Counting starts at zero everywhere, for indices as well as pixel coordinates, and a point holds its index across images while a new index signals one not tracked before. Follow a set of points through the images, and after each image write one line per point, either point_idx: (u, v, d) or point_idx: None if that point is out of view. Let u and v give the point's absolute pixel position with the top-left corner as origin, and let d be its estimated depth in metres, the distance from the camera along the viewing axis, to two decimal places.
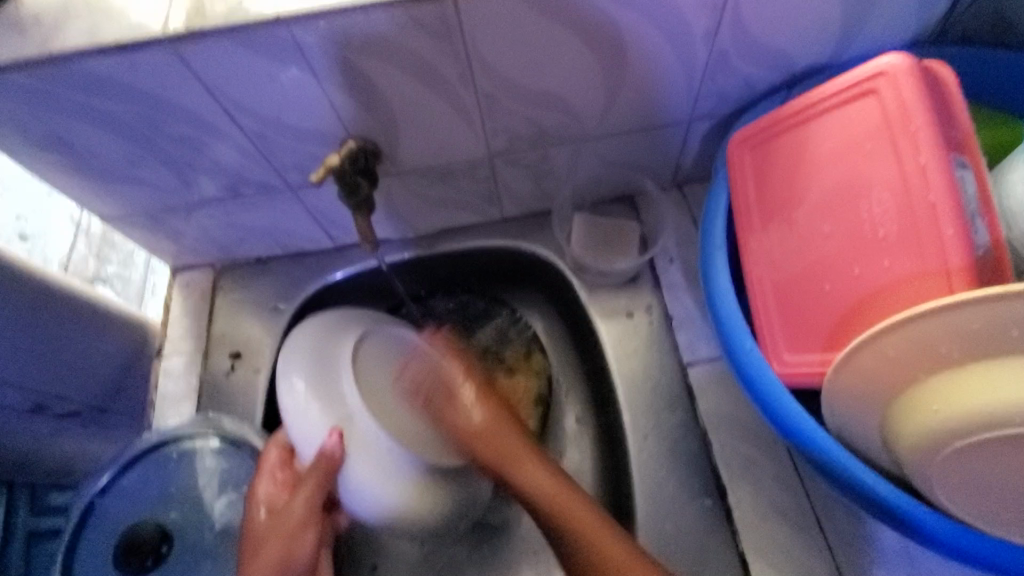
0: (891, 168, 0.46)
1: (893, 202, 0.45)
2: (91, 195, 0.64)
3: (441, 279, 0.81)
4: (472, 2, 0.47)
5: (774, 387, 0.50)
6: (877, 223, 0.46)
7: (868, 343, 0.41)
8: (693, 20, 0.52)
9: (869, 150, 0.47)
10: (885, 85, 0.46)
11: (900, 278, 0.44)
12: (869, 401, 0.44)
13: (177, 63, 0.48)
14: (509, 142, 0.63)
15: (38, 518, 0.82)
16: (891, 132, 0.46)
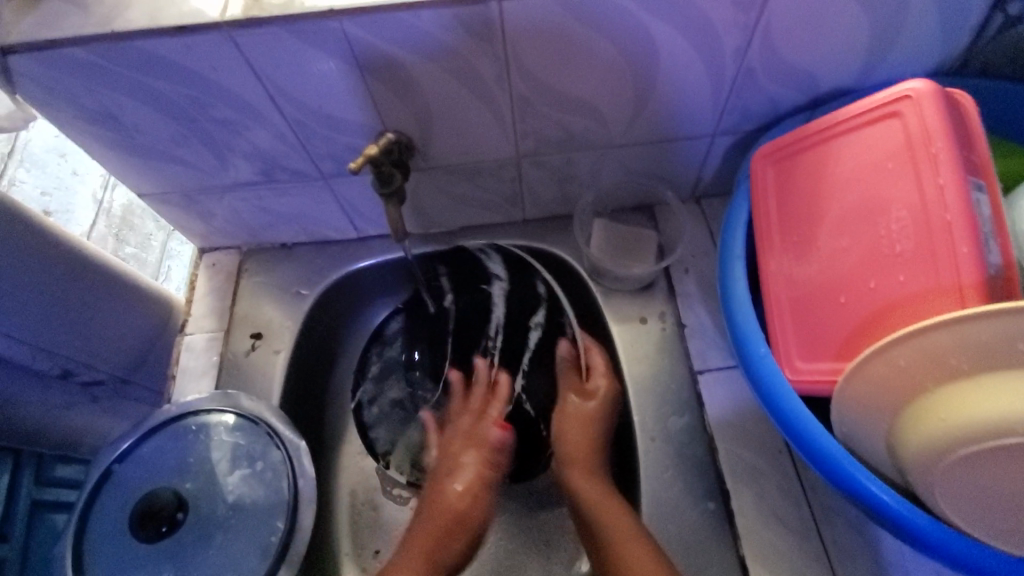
0: (910, 186, 0.47)
1: (909, 219, 0.47)
2: (131, 171, 0.66)
3: (463, 275, 0.81)
4: (516, 7, 0.49)
5: (786, 393, 0.51)
6: (895, 238, 0.48)
7: (880, 353, 0.44)
8: (725, 38, 0.54)
9: (889, 169, 0.49)
10: (907, 108, 0.48)
11: (912, 293, 0.46)
12: (878, 410, 0.45)
13: (230, 48, 0.51)
14: (537, 145, 0.65)
15: (43, 490, 0.82)
16: (910, 152, 0.48)
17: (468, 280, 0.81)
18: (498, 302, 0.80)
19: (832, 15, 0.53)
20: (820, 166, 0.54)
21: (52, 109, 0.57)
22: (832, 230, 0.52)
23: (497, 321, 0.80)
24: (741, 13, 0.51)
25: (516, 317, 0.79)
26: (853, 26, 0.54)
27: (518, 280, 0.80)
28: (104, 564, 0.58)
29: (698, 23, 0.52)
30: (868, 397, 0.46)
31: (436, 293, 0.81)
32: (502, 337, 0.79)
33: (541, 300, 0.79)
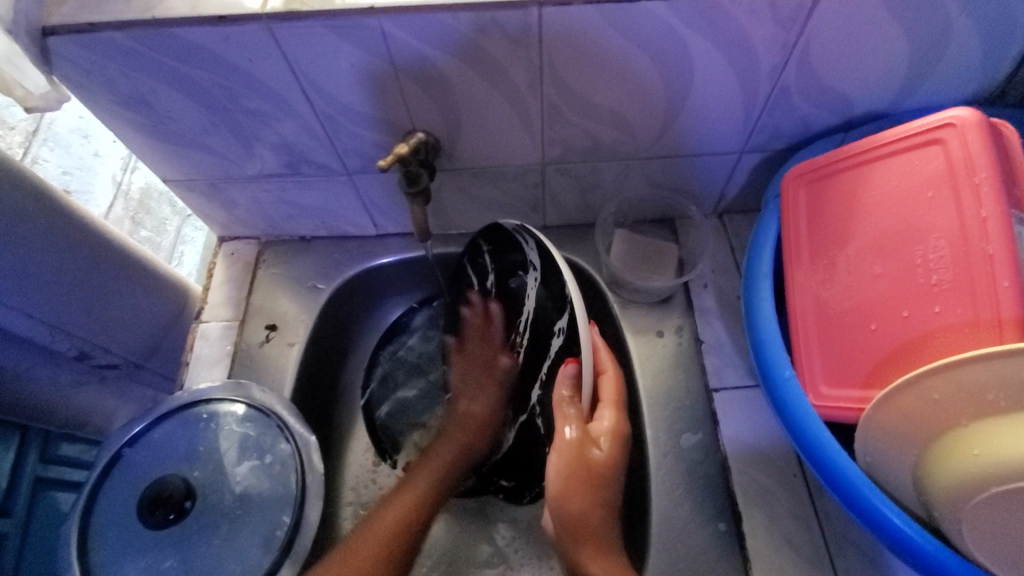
0: (950, 217, 0.47)
1: (948, 249, 0.46)
2: (158, 157, 0.66)
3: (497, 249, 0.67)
4: (555, 13, 0.49)
5: (809, 416, 0.52)
6: (931, 268, 0.47)
7: (911, 384, 0.43)
8: (762, 55, 0.53)
9: (930, 198, 0.49)
10: (951, 135, 0.48)
11: (948, 325, 0.45)
12: (904, 442, 0.45)
13: (268, 40, 0.51)
14: (564, 152, 0.65)
15: (47, 467, 0.82)
16: (954, 182, 0.47)
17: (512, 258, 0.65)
18: (530, 294, 0.63)
19: (873, 38, 0.52)
20: (856, 190, 0.54)
21: (86, 91, 0.57)
22: (866, 255, 0.52)
23: (529, 313, 0.64)
24: (781, 31, 0.51)
25: (545, 317, 0.61)
26: (892, 50, 0.53)
27: (550, 270, 0.60)
28: (109, 547, 0.58)
29: (737, 39, 0.52)
30: (896, 428, 0.45)
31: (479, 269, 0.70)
32: (529, 336, 0.65)
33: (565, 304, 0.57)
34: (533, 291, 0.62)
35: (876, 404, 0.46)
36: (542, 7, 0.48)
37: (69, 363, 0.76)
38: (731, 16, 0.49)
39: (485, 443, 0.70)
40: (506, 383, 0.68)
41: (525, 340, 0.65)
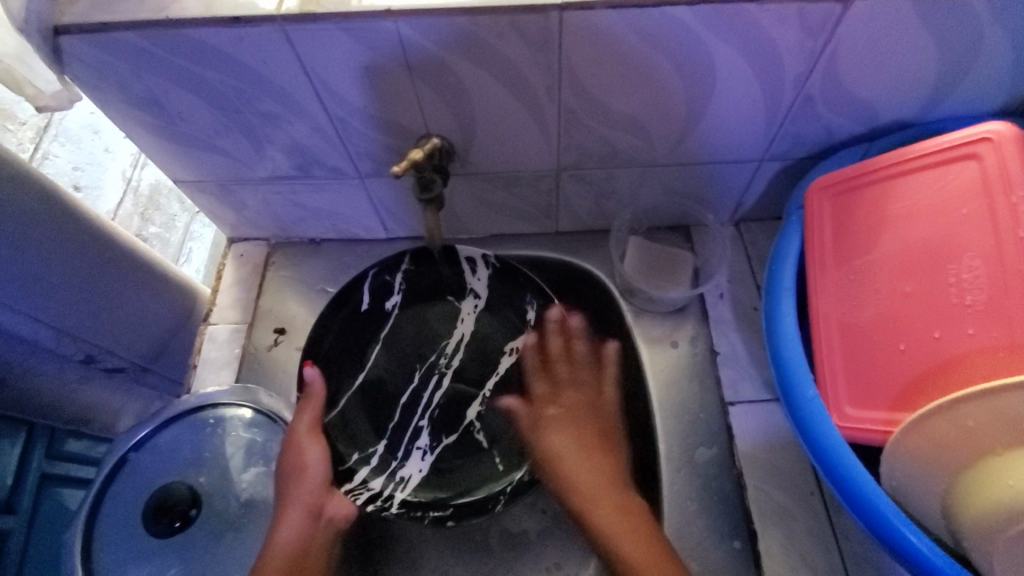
0: (984, 237, 0.49)
1: (984, 268, 0.48)
2: (169, 158, 0.66)
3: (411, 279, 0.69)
4: (576, 18, 0.48)
5: (831, 436, 0.51)
6: (965, 288, 0.48)
7: (948, 410, 0.45)
8: (788, 62, 0.52)
9: (965, 216, 0.50)
10: (988, 151, 0.50)
11: (983, 346, 0.46)
12: (933, 472, 0.47)
13: (282, 42, 0.50)
14: (580, 158, 0.64)
15: (54, 464, 0.82)
16: (987, 203, 0.50)
17: (428, 282, 0.69)
18: (466, 320, 0.68)
19: (904, 45, 0.50)
20: (886, 205, 0.55)
21: (98, 90, 0.57)
22: (897, 271, 0.53)
23: (459, 339, 0.67)
24: (809, 39, 0.49)
25: (484, 340, 0.67)
26: (922, 60, 0.52)
27: (496, 301, 0.68)
28: (115, 552, 0.57)
29: (763, 46, 0.50)
30: (926, 456, 0.47)
31: (381, 289, 0.68)
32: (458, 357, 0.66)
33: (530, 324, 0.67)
34: (470, 317, 0.68)
35: (905, 429, 0.47)
36: (563, 11, 0.47)
37: (73, 365, 0.75)
38: (758, 23, 0.48)
39: (378, 489, 0.62)
40: (427, 412, 0.64)
41: (453, 364, 0.66)
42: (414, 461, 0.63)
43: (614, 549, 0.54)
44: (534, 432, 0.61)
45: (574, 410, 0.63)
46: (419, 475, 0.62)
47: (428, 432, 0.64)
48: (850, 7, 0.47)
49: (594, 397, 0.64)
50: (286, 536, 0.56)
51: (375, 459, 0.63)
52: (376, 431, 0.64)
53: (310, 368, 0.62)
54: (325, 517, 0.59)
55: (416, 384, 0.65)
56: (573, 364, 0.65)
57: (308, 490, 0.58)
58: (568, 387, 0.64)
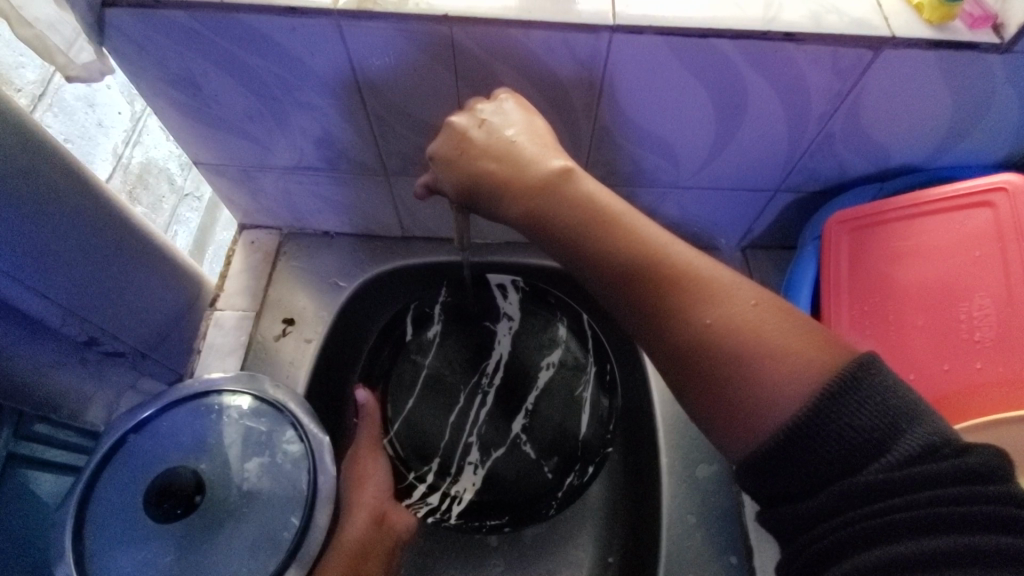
0: (995, 279, 0.54)
1: (994, 308, 0.53)
2: (193, 138, 0.65)
3: (455, 305, 0.75)
4: (625, 40, 0.49)
5: None
6: (975, 325, 0.53)
7: None
8: (815, 100, 0.55)
9: (978, 257, 0.55)
10: (1003, 200, 0.55)
11: (989, 381, 0.51)
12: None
13: (335, 36, 0.50)
14: (605, 174, 0.65)
15: (19, 443, 0.71)
16: (999, 246, 0.54)
17: (461, 313, 0.75)
18: (502, 341, 0.73)
19: (923, 96, 0.54)
20: (904, 243, 0.59)
21: (135, 65, 0.56)
22: (911, 303, 0.56)
23: (498, 358, 0.72)
24: (838, 80, 0.52)
25: (523, 358, 0.72)
26: (937, 109, 0.55)
27: (529, 321, 0.74)
28: (108, 533, 0.55)
29: (795, 83, 0.53)
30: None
31: (421, 321, 0.74)
32: (499, 377, 0.71)
33: (557, 343, 0.74)
34: (506, 339, 0.73)
35: None
36: (614, 33, 0.49)
37: (52, 339, 0.72)
38: (794, 60, 0.51)
39: (435, 502, 0.67)
40: (474, 429, 0.69)
41: (496, 383, 0.71)
42: (467, 476, 0.68)
43: (673, 315, 0.43)
44: (508, 215, 0.49)
45: (535, 188, 0.47)
46: (474, 489, 0.67)
47: (477, 448, 0.69)
48: (880, 54, 0.50)
49: (567, 187, 0.47)
50: (350, 536, 0.59)
51: (431, 476, 0.68)
52: (428, 452, 0.69)
53: (362, 390, 0.68)
54: (386, 523, 0.62)
55: (463, 403, 0.70)
56: (503, 155, 0.48)
57: (373, 499, 0.62)
58: (484, 157, 0.49)
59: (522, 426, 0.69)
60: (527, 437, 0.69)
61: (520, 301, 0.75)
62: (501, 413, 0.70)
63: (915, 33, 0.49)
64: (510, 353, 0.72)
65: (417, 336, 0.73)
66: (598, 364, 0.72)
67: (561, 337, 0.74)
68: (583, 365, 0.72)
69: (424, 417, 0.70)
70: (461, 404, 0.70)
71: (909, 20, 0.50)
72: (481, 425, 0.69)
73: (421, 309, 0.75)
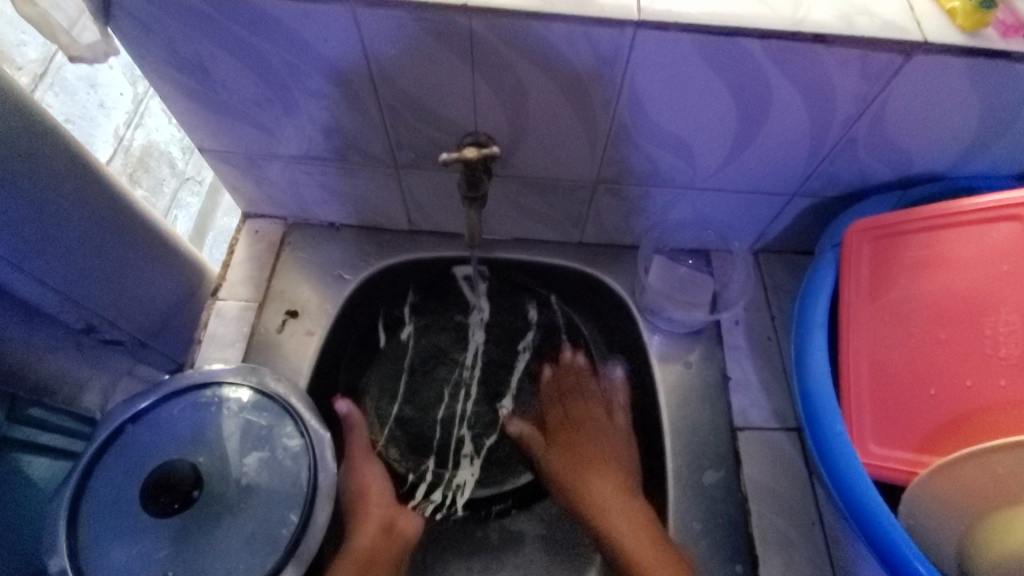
0: (1021, 296, 0.53)
1: (1020, 325, 0.52)
2: (198, 123, 0.63)
3: (430, 307, 0.76)
4: (649, 37, 0.48)
5: (863, 480, 0.53)
6: (1000, 341, 0.52)
7: (981, 458, 0.48)
8: (841, 104, 0.53)
9: (1006, 271, 0.54)
10: None
11: (1013, 399, 0.50)
12: (954, 512, 0.50)
13: (349, 22, 0.49)
14: (620, 173, 0.64)
15: (12, 428, 0.68)
16: None
17: (437, 314, 0.75)
18: (476, 334, 0.74)
19: (951, 103, 0.53)
20: (927, 255, 0.58)
21: (140, 47, 0.54)
22: (930, 318, 0.56)
23: (475, 349, 0.74)
24: (865, 84, 0.51)
25: (502, 346, 0.74)
26: (963, 117, 0.54)
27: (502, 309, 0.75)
28: (101, 524, 0.54)
29: (821, 86, 0.51)
30: (949, 499, 0.50)
31: (393, 326, 0.75)
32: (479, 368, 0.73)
33: (530, 326, 0.75)
34: (478, 329, 0.75)
35: (932, 470, 0.51)
36: (638, 29, 0.47)
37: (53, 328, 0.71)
38: (823, 62, 0.49)
39: (440, 498, 0.68)
40: (465, 423, 0.70)
41: (476, 374, 0.73)
42: (464, 469, 0.69)
43: (583, 495, 0.64)
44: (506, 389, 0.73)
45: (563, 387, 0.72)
46: (473, 479, 0.69)
47: (470, 440, 0.70)
48: (910, 60, 0.49)
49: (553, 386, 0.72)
50: (360, 545, 0.60)
51: (429, 474, 0.69)
52: (421, 449, 0.69)
53: (343, 403, 0.68)
54: (394, 530, 0.62)
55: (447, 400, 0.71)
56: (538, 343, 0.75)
57: (379, 507, 0.63)
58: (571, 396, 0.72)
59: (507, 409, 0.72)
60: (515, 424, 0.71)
61: (490, 292, 0.76)
62: (484, 406, 0.72)
63: (948, 38, 0.48)
64: (485, 342, 0.74)
65: (391, 341, 0.74)
66: (573, 339, 0.75)
67: (533, 319, 0.75)
68: (557, 346, 0.74)
69: (415, 417, 0.71)
70: (445, 402, 0.71)
71: (942, 26, 0.48)
72: (468, 417, 0.71)
73: (393, 313, 0.75)
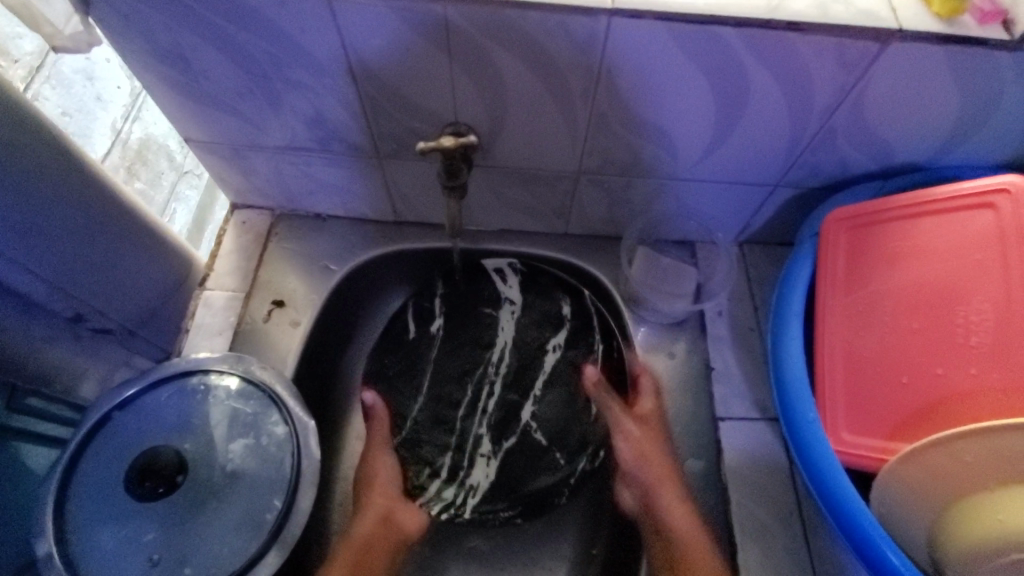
0: (993, 283, 0.53)
1: (992, 313, 0.52)
2: (182, 114, 0.64)
3: (455, 297, 0.75)
4: (623, 26, 0.48)
5: (836, 469, 0.53)
6: (971, 329, 0.52)
7: (949, 445, 0.48)
8: (819, 93, 0.53)
9: (979, 260, 0.54)
10: (1005, 203, 0.54)
11: (982, 386, 0.50)
12: (926, 500, 0.50)
13: (325, 12, 0.49)
14: (602, 163, 0.64)
15: (9, 417, 0.71)
16: (999, 252, 0.53)
17: (461, 306, 0.74)
18: (505, 327, 0.73)
19: (929, 92, 0.52)
20: (902, 244, 0.58)
21: (121, 38, 0.55)
22: (904, 308, 0.56)
23: (502, 345, 0.72)
24: (842, 73, 0.51)
25: (528, 343, 0.72)
26: (942, 106, 0.54)
27: (531, 302, 0.73)
28: (88, 509, 0.55)
29: (798, 75, 0.51)
30: (920, 487, 0.50)
31: (423, 317, 0.74)
32: (505, 366, 0.71)
33: (562, 322, 0.72)
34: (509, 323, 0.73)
35: (901, 458, 0.51)
36: (612, 17, 0.48)
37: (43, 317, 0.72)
38: (798, 50, 0.49)
39: (450, 497, 0.67)
40: (484, 420, 0.69)
41: (501, 372, 0.71)
42: (480, 467, 0.67)
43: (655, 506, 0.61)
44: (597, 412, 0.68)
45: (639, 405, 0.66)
46: (487, 481, 0.67)
47: (488, 439, 0.69)
48: (886, 48, 0.49)
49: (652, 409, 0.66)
50: (360, 533, 0.62)
51: (443, 472, 0.68)
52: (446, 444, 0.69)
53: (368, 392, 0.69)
54: (394, 522, 0.64)
55: (470, 396, 0.70)
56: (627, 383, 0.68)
57: (383, 497, 0.64)
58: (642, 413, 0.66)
59: (532, 414, 0.69)
60: (536, 424, 0.68)
61: (520, 286, 0.74)
62: (505, 408, 0.69)
63: (923, 26, 0.48)
64: (514, 337, 0.72)
65: (420, 333, 0.73)
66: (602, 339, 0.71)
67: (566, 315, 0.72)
68: (587, 343, 0.71)
69: (432, 410, 0.70)
70: (466, 398, 0.70)
71: (917, 13, 0.48)
72: (489, 415, 0.69)
73: (421, 304, 0.74)
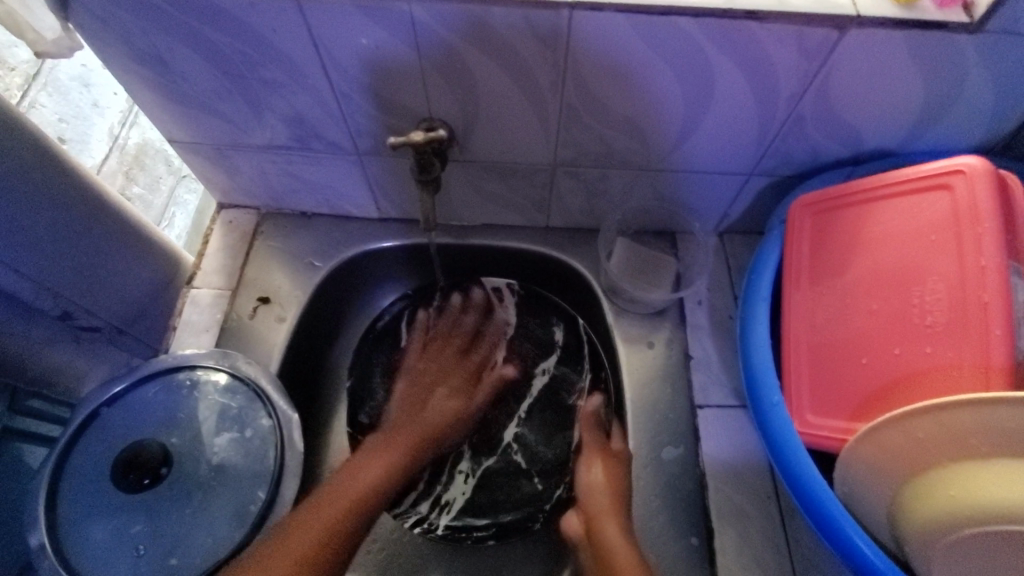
0: (949, 264, 0.52)
1: (946, 294, 0.51)
2: (164, 115, 0.65)
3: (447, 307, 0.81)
4: (585, 19, 0.49)
5: (796, 448, 0.55)
6: (926, 310, 0.52)
7: (901, 424, 0.49)
8: (782, 81, 0.54)
9: (933, 243, 0.53)
10: (961, 183, 0.53)
11: (938, 366, 0.50)
12: (890, 481, 0.51)
13: (295, 12, 0.50)
14: (576, 155, 0.65)
15: (12, 419, 0.74)
16: (954, 233, 0.52)
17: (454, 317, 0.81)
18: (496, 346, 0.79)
19: (892, 77, 0.53)
20: (863, 229, 0.58)
21: (100, 41, 0.56)
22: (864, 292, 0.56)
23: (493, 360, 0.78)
24: (804, 60, 0.52)
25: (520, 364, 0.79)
26: (906, 90, 0.54)
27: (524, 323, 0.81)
28: (75, 502, 0.56)
29: (760, 64, 0.52)
30: (881, 465, 0.51)
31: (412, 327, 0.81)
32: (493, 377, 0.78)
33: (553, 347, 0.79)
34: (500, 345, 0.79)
35: (858, 438, 0.52)
36: (573, 10, 0.48)
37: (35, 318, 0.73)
38: (756, 39, 0.50)
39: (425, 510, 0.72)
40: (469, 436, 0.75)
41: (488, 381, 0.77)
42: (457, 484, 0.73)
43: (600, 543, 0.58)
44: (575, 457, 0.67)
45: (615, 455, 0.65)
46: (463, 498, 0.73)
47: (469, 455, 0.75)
48: (844, 34, 0.49)
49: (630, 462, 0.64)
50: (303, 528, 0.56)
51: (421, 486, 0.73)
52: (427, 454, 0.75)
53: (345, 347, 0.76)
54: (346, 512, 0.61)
55: None
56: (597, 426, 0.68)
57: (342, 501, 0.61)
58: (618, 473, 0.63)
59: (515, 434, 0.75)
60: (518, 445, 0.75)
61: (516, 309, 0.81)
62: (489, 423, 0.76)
63: (881, 12, 0.48)
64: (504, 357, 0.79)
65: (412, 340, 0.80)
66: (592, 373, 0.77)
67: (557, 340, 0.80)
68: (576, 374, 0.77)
69: None
70: None
71: None
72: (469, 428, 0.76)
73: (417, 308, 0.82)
